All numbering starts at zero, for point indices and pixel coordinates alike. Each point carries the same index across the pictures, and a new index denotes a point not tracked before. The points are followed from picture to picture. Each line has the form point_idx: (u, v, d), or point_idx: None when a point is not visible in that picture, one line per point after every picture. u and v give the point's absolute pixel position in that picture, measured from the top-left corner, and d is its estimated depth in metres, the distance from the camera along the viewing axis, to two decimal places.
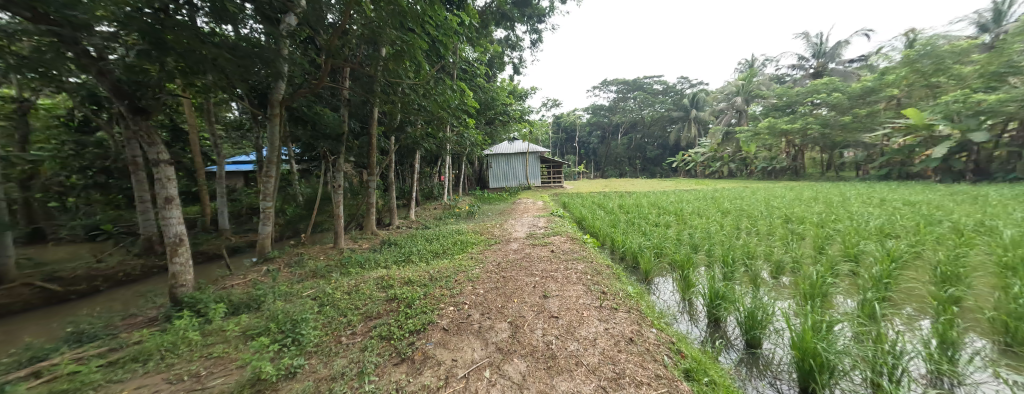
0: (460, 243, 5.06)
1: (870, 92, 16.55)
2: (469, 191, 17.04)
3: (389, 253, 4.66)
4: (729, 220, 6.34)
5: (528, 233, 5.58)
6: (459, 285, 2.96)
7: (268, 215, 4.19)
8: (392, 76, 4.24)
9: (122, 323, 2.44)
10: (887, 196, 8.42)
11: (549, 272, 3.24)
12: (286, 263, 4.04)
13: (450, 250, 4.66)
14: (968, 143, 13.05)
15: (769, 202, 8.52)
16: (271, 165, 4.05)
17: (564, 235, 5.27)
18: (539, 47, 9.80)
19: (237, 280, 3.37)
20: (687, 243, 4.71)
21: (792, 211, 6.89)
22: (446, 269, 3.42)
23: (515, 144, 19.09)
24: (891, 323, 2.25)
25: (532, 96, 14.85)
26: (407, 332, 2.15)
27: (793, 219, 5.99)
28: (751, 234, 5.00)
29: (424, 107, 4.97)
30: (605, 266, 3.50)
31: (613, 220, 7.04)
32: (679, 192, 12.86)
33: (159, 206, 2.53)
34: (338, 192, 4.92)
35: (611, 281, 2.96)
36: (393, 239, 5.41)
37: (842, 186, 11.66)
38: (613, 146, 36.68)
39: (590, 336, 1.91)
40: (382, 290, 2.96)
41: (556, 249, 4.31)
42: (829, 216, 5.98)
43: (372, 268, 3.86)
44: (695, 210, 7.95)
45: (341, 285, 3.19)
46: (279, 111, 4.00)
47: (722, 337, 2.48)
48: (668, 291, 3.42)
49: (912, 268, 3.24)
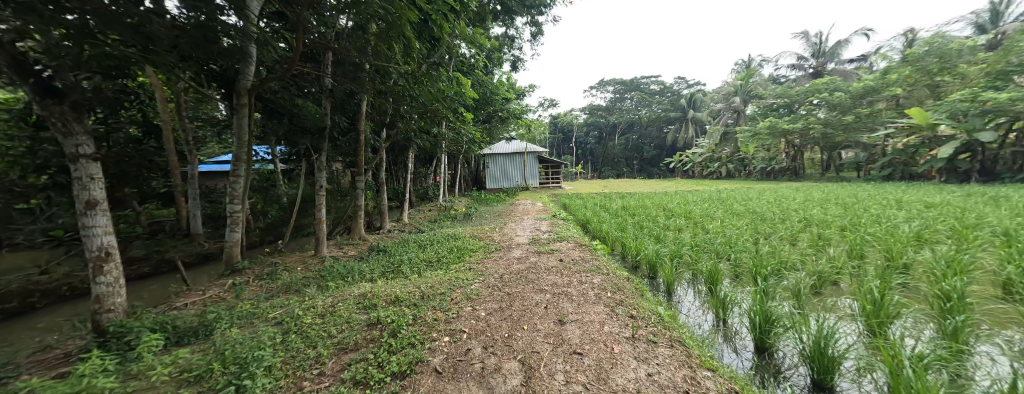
0: (457, 251, 4.58)
1: (871, 92, 16.37)
2: (465, 192, 16.58)
3: (378, 261, 4.16)
4: (746, 223, 5.92)
5: (532, 239, 5.12)
6: (455, 305, 2.47)
7: (237, 221, 3.66)
8: (381, 62, 3.76)
9: (28, 360, 1.93)
10: (901, 197, 8.13)
11: (561, 288, 2.78)
12: (256, 275, 3.53)
13: (447, 258, 4.18)
14: (973, 143, 12.88)
15: (780, 203, 8.16)
16: (240, 163, 3.53)
17: (571, 240, 4.80)
18: (540, 41, 9.38)
19: (192, 299, 2.85)
20: (706, 250, 4.30)
21: (810, 213, 6.51)
22: (440, 284, 2.94)
23: (512, 143, 18.63)
24: (997, 359, 1.80)
25: (531, 94, 14.42)
26: (388, 375, 1.66)
27: (814, 222, 5.61)
28: (773, 239, 4.61)
29: (418, 99, 4.50)
30: (625, 280, 3.05)
31: (620, 224, 6.62)
32: (683, 193, 12.51)
33: (78, 212, 2.04)
34: (321, 193, 4.41)
35: (638, 300, 2.50)
36: (384, 246, 4.91)
37: (848, 186, 11.38)
38: (611, 146, 36.42)
39: (630, 389, 1.44)
40: (365, 311, 2.47)
41: (566, 257, 3.84)
42: (851, 219, 5.62)
43: (355, 282, 3.35)
44: (705, 212, 7.52)
45: (316, 304, 2.68)
46: (248, 101, 3.47)
47: (779, 373, 2.02)
48: (699, 310, 2.97)
49: (978, 282, 2.81)
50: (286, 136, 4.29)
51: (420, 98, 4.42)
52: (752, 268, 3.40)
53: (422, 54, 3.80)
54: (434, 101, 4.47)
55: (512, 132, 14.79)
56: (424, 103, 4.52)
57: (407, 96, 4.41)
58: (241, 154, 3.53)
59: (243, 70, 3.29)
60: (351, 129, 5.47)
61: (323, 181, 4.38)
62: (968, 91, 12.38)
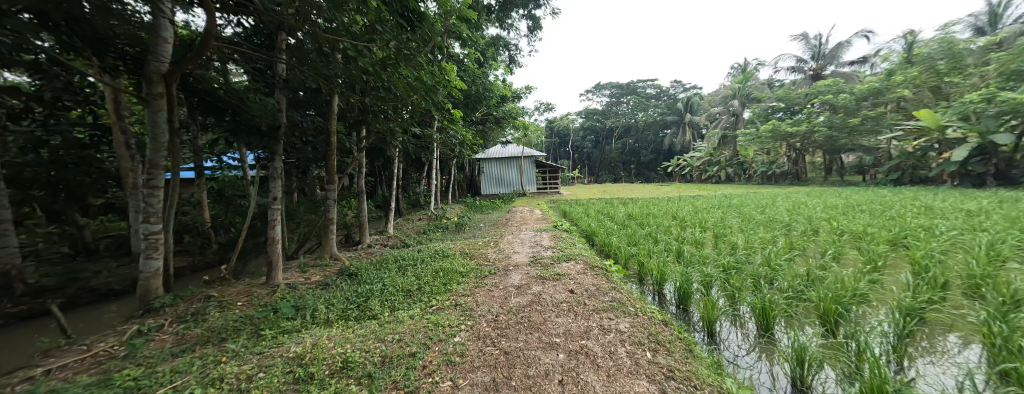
0: (443, 275, 3.79)
1: (877, 93, 15.97)
2: (459, 198, 15.83)
3: (344, 291, 3.36)
4: (775, 237, 5.20)
5: (532, 257, 4.37)
6: (428, 378, 1.68)
7: (157, 244, 2.82)
8: (343, 41, 3.02)
9: None
10: (929, 204, 7.50)
11: (579, 344, 2.01)
12: (177, 316, 2.70)
13: (428, 286, 3.41)
14: (987, 146, 12.42)
15: (801, 212, 7.46)
16: (157, 171, 2.70)
17: (579, 261, 4.04)
18: (537, 37, 8.72)
19: (62, 361, 2.05)
20: (743, 273, 3.57)
21: (843, 223, 5.82)
22: (413, 335, 2.14)
23: (509, 148, 17.88)
24: None
25: (527, 96, 13.75)
26: None
27: (856, 236, 4.89)
28: (819, 258, 3.89)
29: (392, 90, 3.71)
30: (663, 327, 2.28)
31: (630, 235, 5.92)
32: (689, 199, 11.87)
33: None
34: (275, 206, 3.54)
35: (695, 369, 1.74)
36: (357, 269, 4.10)
37: (863, 191, 10.81)
38: (608, 150, 36.02)
39: None
40: (294, 389, 1.66)
41: (577, 287, 3.08)
42: (896, 231, 4.93)
43: (304, 326, 2.54)
44: (722, 222, 6.79)
45: (229, 370, 1.87)
46: (166, 90, 2.65)
47: None
48: (766, 372, 2.20)
49: None
50: (232, 138, 3.49)
51: (395, 89, 3.64)
52: (816, 303, 2.66)
53: (393, 32, 3.02)
54: (413, 94, 3.70)
55: (508, 136, 14.06)
56: (400, 95, 3.72)
57: (379, 86, 3.63)
58: (160, 158, 2.72)
59: (157, 49, 2.50)
60: (320, 131, 4.67)
61: (278, 192, 3.56)
62: (984, 91, 11.92)
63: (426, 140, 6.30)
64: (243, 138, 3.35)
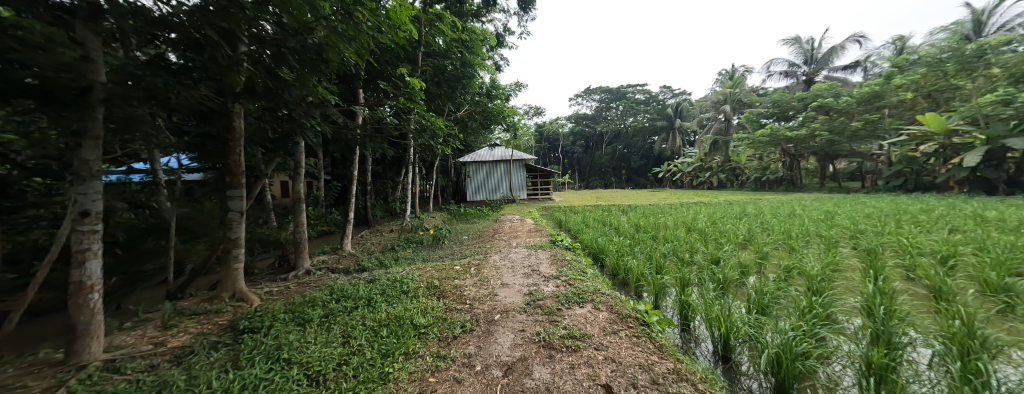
0: (387, 338, 2.32)
1: (877, 96, 15.48)
2: (441, 206, 14.32)
3: (196, 376, 1.89)
4: (842, 259, 4.00)
5: (528, 297, 2.98)
6: None
7: None
8: None
9: None
10: (981, 213, 6.49)
11: None
12: None
13: (351, 366, 1.97)
14: (999, 151, 11.83)
15: (839, 223, 6.36)
16: None
17: (600, 306, 2.68)
18: (528, 15, 7.49)
19: None
20: (860, 328, 2.30)
21: (910, 239, 4.68)
22: None
23: (496, 150, 16.54)
24: None
25: (516, 92, 12.45)
26: None
27: (955, 258, 3.70)
28: (949, 298, 2.65)
29: (283, 16, 2.29)
30: None
31: (650, 255, 4.63)
32: (695, 206, 10.73)
33: None
34: (94, 228, 2.08)
35: None
36: (252, 322, 2.61)
37: (882, 199, 9.89)
38: (597, 156, 35.18)
39: None
40: None
41: (614, 377, 1.69)
42: (999, 252, 3.78)
43: None
44: (756, 237, 5.58)
45: None
46: None
47: None
48: None
49: None
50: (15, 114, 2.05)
51: (304, 29, 2.30)
52: None
53: None
54: (314, 22, 2.27)
55: (496, 137, 12.73)
56: (303, 30, 2.32)
57: (258, 12, 2.19)
58: None
59: None
60: (220, 113, 3.24)
61: (98, 205, 2.09)
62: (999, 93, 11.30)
63: (387, 132, 4.93)
64: (2, 103, 1.84)
